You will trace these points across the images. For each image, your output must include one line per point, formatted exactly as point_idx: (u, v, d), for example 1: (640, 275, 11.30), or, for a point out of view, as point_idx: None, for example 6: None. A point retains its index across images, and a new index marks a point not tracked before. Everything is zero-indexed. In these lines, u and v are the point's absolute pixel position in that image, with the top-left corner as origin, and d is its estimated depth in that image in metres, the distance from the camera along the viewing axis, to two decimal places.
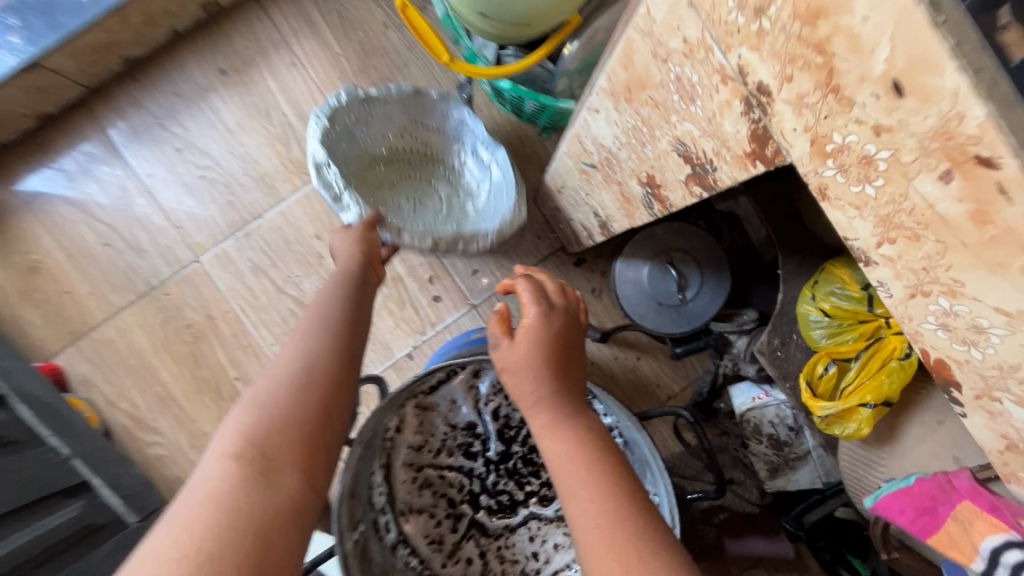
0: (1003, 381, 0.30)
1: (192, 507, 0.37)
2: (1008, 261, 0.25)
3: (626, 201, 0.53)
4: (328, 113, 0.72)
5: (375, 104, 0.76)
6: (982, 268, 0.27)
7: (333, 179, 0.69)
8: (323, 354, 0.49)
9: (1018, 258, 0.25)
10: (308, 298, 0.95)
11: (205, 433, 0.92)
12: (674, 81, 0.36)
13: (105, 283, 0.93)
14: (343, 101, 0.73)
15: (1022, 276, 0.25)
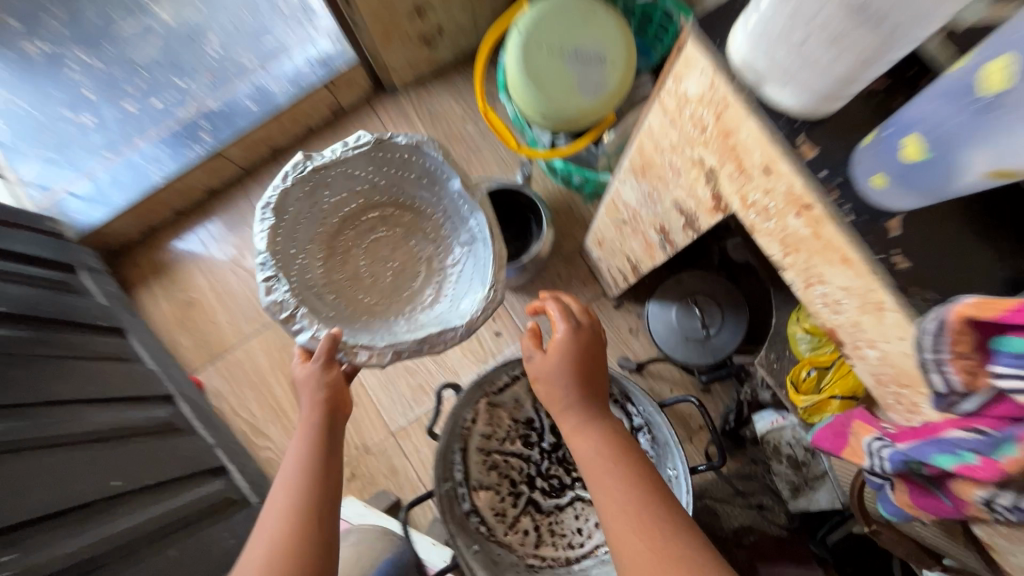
0: (860, 337, 0.43)
1: None
2: (840, 261, 0.40)
3: (648, 245, 0.71)
4: (274, 206, 0.72)
5: (333, 165, 0.75)
6: (832, 264, 0.41)
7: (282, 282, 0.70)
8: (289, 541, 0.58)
9: (841, 257, 0.39)
10: None
11: None
12: (666, 164, 0.54)
13: (240, 315, 1.19)
14: (299, 170, 0.73)
15: (859, 272, 0.40)
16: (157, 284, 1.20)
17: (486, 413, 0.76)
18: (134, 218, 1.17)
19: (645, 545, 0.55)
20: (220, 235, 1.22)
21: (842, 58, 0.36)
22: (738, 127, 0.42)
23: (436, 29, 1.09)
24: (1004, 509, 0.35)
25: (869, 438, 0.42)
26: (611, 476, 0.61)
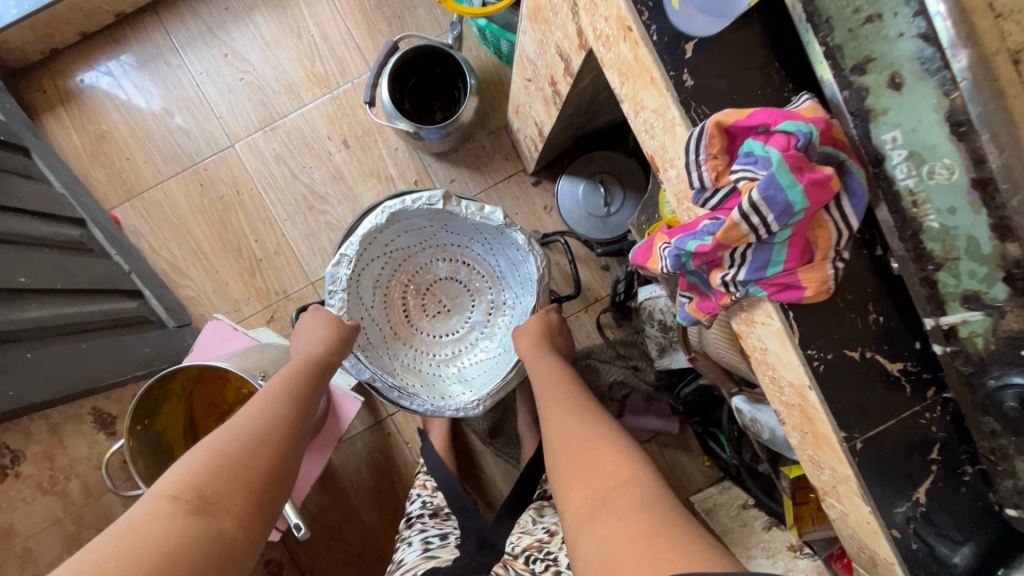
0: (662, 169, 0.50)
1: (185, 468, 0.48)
2: (645, 97, 0.45)
3: (546, 103, 0.76)
4: (391, 211, 0.69)
5: (413, 213, 0.72)
6: (641, 101, 0.46)
7: (343, 278, 0.70)
8: (278, 420, 0.56)
9: (645, 90, 0.44)
10: (317, 186, 1.18)
11: (226, 282, 1.17)
12: (548, 4, 0.56)
13: (157, 153, 1.17)
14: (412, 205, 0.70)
15: (652, 107, 0.44)
16: (65, 113, 1.16)
17: (413, 270, 0.80)
18: (33, 36, 1.09)
19: (561, 404, 0.61)
20: (135, 67, 1.17)
21: None
22: None
23: None
24: (734, 292, 0.43)
25: (658, 245, 0.49)
26: (555, 381, 0.64)
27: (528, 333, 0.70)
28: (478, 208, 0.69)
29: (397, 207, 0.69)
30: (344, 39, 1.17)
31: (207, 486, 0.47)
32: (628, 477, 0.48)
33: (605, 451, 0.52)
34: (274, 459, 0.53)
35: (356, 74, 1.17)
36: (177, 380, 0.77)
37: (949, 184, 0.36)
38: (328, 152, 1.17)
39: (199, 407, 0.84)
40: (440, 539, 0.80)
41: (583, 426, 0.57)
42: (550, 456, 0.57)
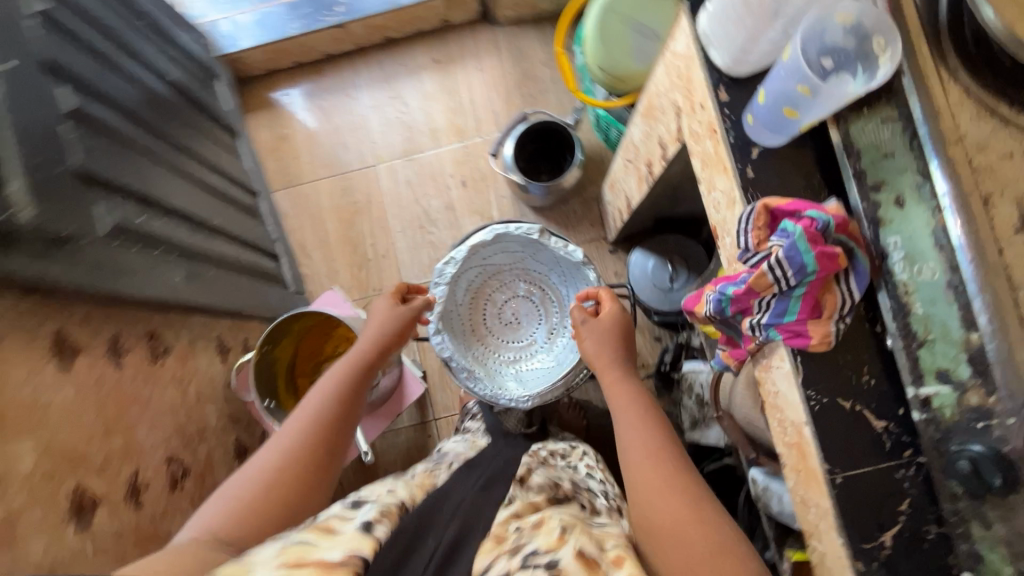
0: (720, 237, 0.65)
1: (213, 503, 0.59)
2: (717, 180, 0.61)
3: (640, 180, 0.94)
4: (498, 232, 0.87)
5: (514, 237, 0.89)
6: (714, 182, 0.62)
7: (448, 274, 0.87)
8: (298, 450, 0.65)
9: (718, 175, 0.60)
10: (431, 211, 1.42)
11: (338, 269, 1.41)
12: (659, 107, 0.75)
13: (318, 158, 1.46)
14: (516, 232, 0.87)
15: (721, 188, 0.60)
16: (264, 115, 1.49)
17: (498, 285, 0.95)
18: (263, 57, 1.44)
19: (655, 465, 0.62)
20: (323, 93, 1.49)
21: (767, 56, 0.55)
22: (693, 71, 0.60)
23: None
24: (758, 334, 0.56)
25: (706, 292, 0.63)
26: (647, 433, 0.66)
27: (599, 346, 0.76)
28: (564, 245, 0.86)
29: (504, 230, 0.87)
30: (486, 104, 1.44)
31: (227, 525, 0.57)
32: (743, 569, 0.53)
33: (712, 533, 0.56)
34: (289, 490, 0.62)
35: (487, 132, 1.43)
36: (296, 321, 0.96)
37: (932, 280, 0.49)
38: (448, 186, 1.42)
39: (301, 353, 1.01)
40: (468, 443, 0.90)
41: (676, 487, 0.59)
42: (645, 517, 0.58)
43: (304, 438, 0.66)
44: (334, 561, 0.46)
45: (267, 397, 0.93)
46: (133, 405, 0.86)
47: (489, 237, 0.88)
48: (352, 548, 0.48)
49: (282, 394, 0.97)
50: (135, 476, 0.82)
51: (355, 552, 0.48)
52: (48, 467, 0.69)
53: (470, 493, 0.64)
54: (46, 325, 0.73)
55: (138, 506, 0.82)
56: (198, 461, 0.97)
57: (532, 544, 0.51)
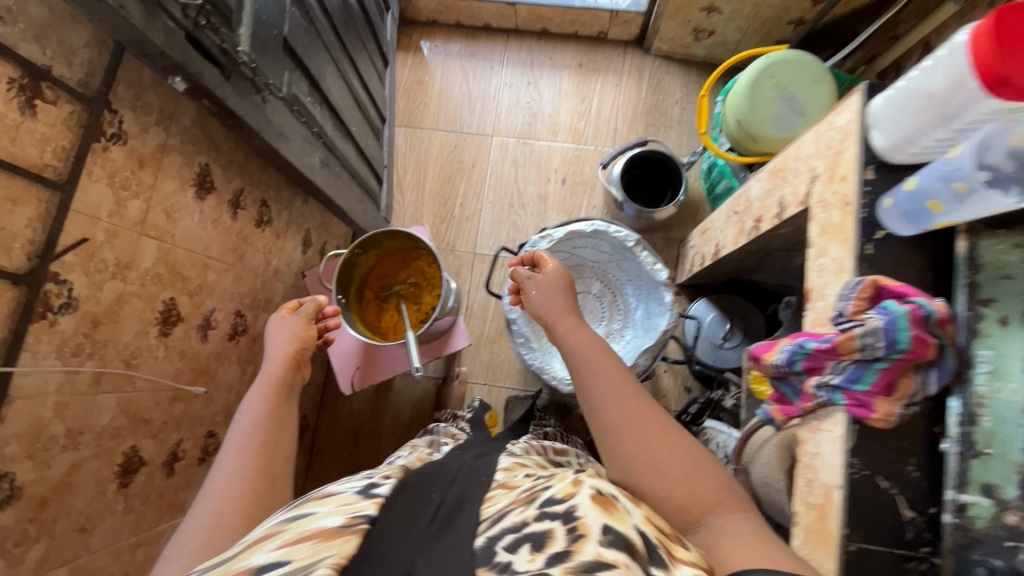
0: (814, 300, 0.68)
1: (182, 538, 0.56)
2: (835, 246, 0.64)
3: (740, 232, 0.98)
4: (597, 229, 0.92)
5: (607, 239, 0.94)
6: (829, 247, 0.66)
7: (540, 248, 0.92)
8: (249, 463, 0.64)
9: (837, 242, 0.64)
10: (524, 194, 1.49)
11: (423, 214, 1.49)
12: (794, 168, 0.79)
13: (443, 112, 1.55)
14: (614, 235, 0.92)
15: (836, 255, 0.64)
16: (410, 57, 1.59)
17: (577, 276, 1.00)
18: (431, 7, 1.54)
19: (630, 403, 0.65)
20: (469, 56, 1.57)
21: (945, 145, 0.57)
22: (850, 144, 0.64)
23: (710, 30, 1.36)
24: (821, 394, 0.60)
25: (782, 342, 0.67)
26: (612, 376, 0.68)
27: (550, 297, 0.80)
28: (653, 262, 0.91)
29: (603, 229, 0.92)
30: (610, 119, 1.51)
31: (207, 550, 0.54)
32: (718, 495, 0.56)
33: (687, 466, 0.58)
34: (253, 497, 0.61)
35: (602, 144, 1.50)
36: (389, 240, 1.02)
37: (1010, 400, 0.53)
38: (548, 179, 1.49)
39: (376, 270, 1.06)
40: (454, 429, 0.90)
41: (650, 427, 0.62)
42: (619, 456, 0.61)
43: (252, 449, 0.66)
44: (335, 528, 0.47)
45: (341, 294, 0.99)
46: (230, 254, 0.94)
47: (589, 230, 0.93)
48: (351, 514, 0.49)
49: (351, 298, 1.03)
50: (210, 314, 0.90)
51: (355, 516, 0.49)
52: (159, 272, 0.78)
53: (466, 462, 0.67)
54: (200, 156, 0.82)
55: (203, 340, 0.89)
56: (256, 327, 1.05)
57: (547, 492, 0.51)
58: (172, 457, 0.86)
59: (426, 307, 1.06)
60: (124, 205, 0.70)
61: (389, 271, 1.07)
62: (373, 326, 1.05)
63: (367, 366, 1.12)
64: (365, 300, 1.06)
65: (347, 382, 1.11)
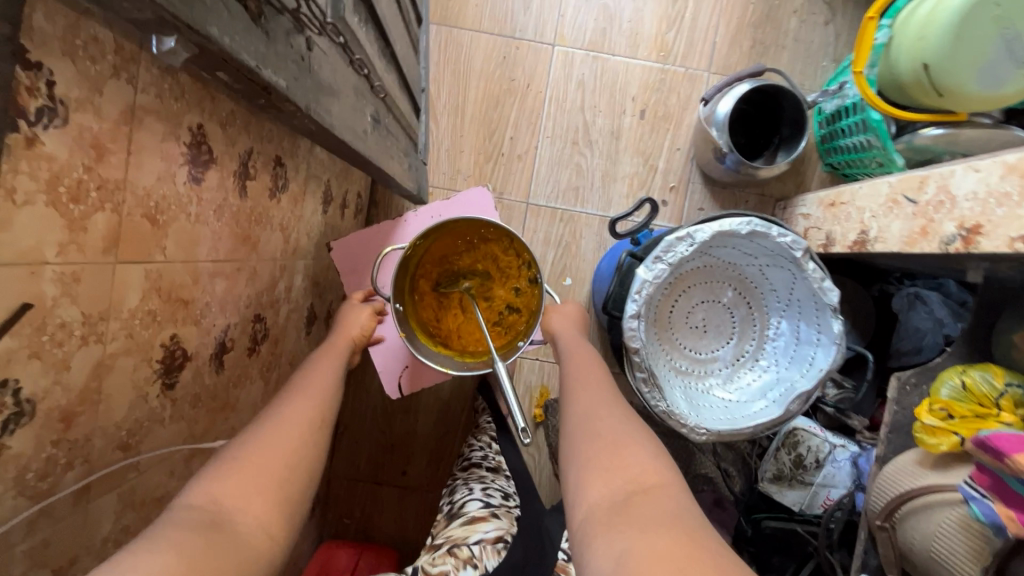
0: None
1: (226, 470, 0.47)
2: None
3: (921, 232, 0.76)
4: (754, 229, 0.69)
5: (763, 242, 0.71)
6: None
7: (677, 253, 0.69)
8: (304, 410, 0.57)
9: None
10: (591, 129, 1.18)
11: (462, 149, 1.18)
12: None
13: (490, 5, 1.16)
14: (778, 240, 0.69)
15: None
16: None
17: (705, 281, 0.78)
18: None
19: (596, 394, 0.61)
20: None
21: None
22: None
23: None
24: None
25: None
26: (594, 371, 0.65)
27: (568, 324, 0.76)
28: (823, 278, 0.69)
29: (765, 229, 0.68)
30: (708, 31, 1.17)
31: (232, 492, 0.45)
32: (659, 479, 0.48)
33: (635, 453, 0.51)
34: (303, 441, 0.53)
35: (695, 66, 1.18)
36: (456, 220, 0.76)
37: None
38: (623, 110, 1.18)
39: (433, 253, 0.81)
40: (504, 498, 0.76)
41: (609, 419, 0.56)
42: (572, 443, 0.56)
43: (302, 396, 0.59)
44: None
45: (398, 300, 0.76)
46: (242, 245, 0.67)
47: (743, 232, 0.69)
48: None
49: (406, 296, 0.78)
50: (224, 334, 0.65)
51: None
52: (151, 306, 0.51)
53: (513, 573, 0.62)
54: (191, 114, 0.52)
55: (218, 369, 0.65)
56: (277, 324, 0.81)
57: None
58: None
59: (499, 304, 0.83)
60: (84, 227, 0.41)
61: (451, 257, 0.82)
62: (432, 329, 0.81)
63: (418, 364, 0.90)
64: (421, 295, 0.81)
65: (392, 384, 0.90)
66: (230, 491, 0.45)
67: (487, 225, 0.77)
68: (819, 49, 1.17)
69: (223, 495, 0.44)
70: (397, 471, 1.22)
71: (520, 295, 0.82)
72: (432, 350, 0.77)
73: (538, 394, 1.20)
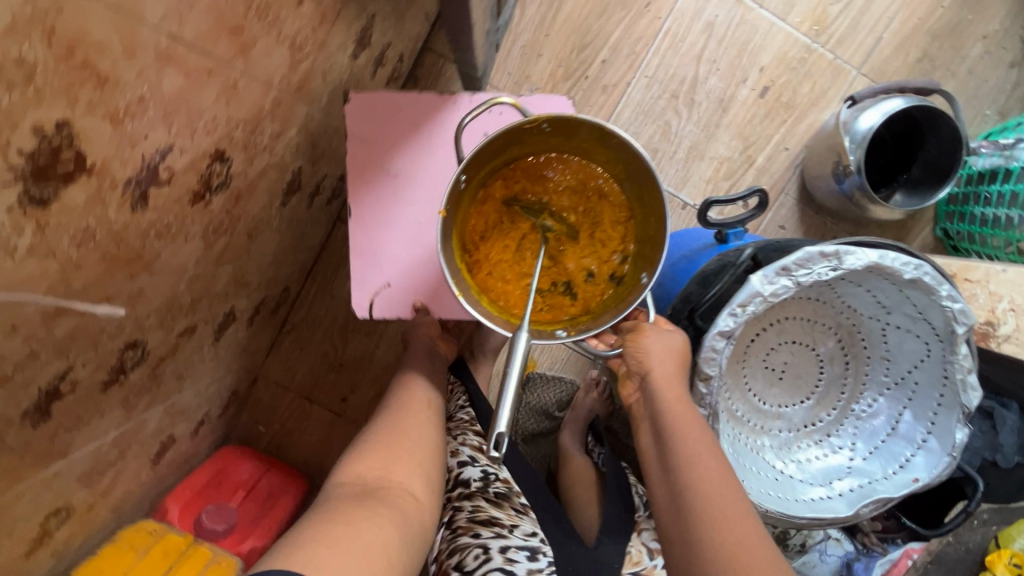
0: None
1: (364, 460, 0.56)
2: None
3: None
4: (927, 280, 0.54)
5: (917, 306, 0.59)
6: None
7: (815, 273, 0.51)
8: (408, 420, 0.62)
9: None
10: (700, 87, 0.96)
11: (541, 52, 0.94)
12: None
13: None
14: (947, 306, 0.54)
15: None
16: None
17: (811, 329, 0.69)
18: None
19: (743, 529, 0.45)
20: None
21: None
22: None
23: None
24: None
25: None
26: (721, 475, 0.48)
27: (666, 356, 0.55)
28: (970, 372, 0.58)
29: (935, 281, 0.54)
30: (878, 22, 0.94)
31: (362, 489, 0.52)
32: None
33: None
34: (411, 447, 0.59)
35: (846, 57, 0.95)
36: (602, 147, 0.58)
37: None
38: (745, 78, 0.95)
39: (531, 160, 0.62)
40: (530, 561, 0.65)
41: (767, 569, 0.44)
42: None
43: (404, 411, 0.63)
44: None
45: (467, 170, 0.56)
46: (225, 38, 0.44)
47: (906, 276, 0.53)
48: None
49: (476, 179, 0.60)
50: (161, 158, 0.43)
51: None
52: (24, 53, 0.29)
53: None
54: None
55: (140, 204, 0.44)
56: (246, 176, 0.59)
57: None
58: (49, 397, 0.46)
59: (558, 275, 0.63)
60: None
61: (549, 184, 0.63)
62: (471, 244, 0.62)
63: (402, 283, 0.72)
64: (486, 197, 0.62)
65: (365, 292, 0.71)
66: (375, 472, 0.55)
67: (629, 181, 0.60)
68: (989, 92, 0.96)
69: (364, 482, 0.53)
70: (337, 397, 1.04)
71: (590, 282, 0.62)
72: (457, 265, 0.58)
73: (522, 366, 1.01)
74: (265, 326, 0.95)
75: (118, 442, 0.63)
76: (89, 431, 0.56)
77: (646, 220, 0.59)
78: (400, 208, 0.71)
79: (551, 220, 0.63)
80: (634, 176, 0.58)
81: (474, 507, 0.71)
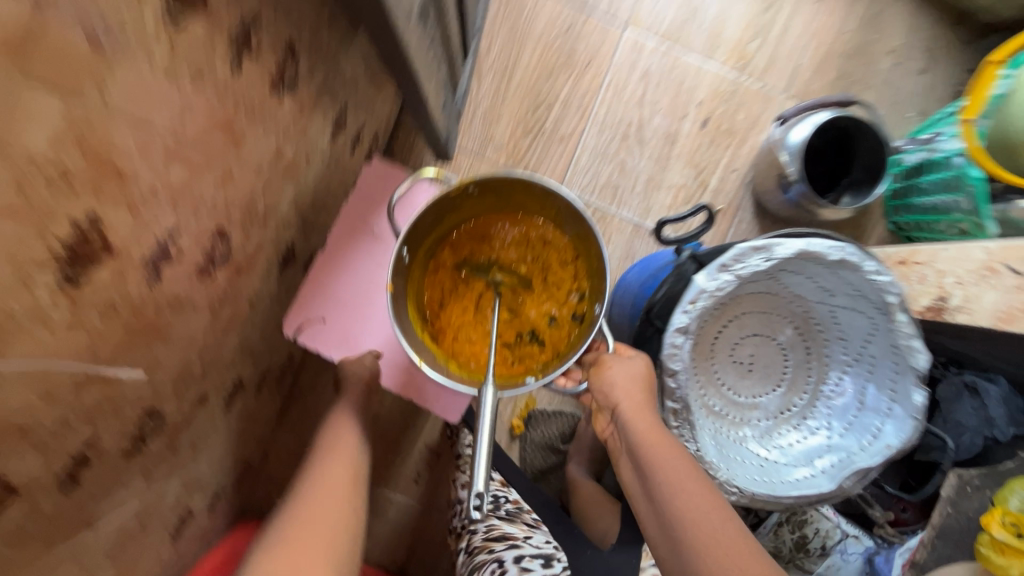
0: None
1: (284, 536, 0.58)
2: None
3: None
4: (849, 258, 0.61)
5: (852, 285, 0.66)
6: None
7: (749, 266, 0.60)
8: (328, 485, 0.66)
9: None
10: (646, 126, 1.06)
11: (501, 114, 1.05)
12: None
13: None
14: (874, 279, 0.62)
15: None
16: None
17: (768, 320, 0.77)
18: None
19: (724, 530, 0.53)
20: None
21: None
22: None
23: None
24: None
25: None
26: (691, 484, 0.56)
27: (630, 385, 0.62)
28: (913, 337, 0.63)
29: (856, 259, 0.61)
30: (794, 51, 1.06)
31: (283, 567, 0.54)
32: None
33: None
34: (329, 513, 0.62)
35: (772, 84, 1.06)
36: (532, 196, 0.66)
37: None
38: (685, 113, 1.06)
39: (475, 225, 0.71)
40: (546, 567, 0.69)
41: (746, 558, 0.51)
42: None
43: (323, 477, 0.67)
44: None
45: (406, 247, 0.64)
46: (220, 134, 0.52)
47: (834, 258, 0.61)
48: None
49: (420, 256, 0.68)
50: (169, 238, 0.51)
51: None
52: (65, 161, 0.36)
53: None
54: None
55: (154, 279, 0.51)
56: (244, 250, 0.66)
57: None
58: (79, 462, 0.50)
59: (523, 325, 0.69)
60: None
61: (496, 241, 0.71)
62: (429, 314, 0.70)
63: (335, 331, 0.79)
64: (437, 266, 0.71)
65: (297, 319, 0.78)
66: (295, 550, 0.57)
67: (568, 225, 0.67)
68: (907, 97, 1.07)
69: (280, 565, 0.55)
70: None
71: (553, 326, 0.69)
72: (420, 340, 0.66)
73: (523, 405, 1.03)
74: (273, 395, 1.00)
75: (139, 514, 0.66)
76: (113, 502, 0.60)
77: (588, 256, 0.66)
78: (377, 277, 0.80)
79: (500, 274, 0.70)
80: (570, 222, 0.66)
81: (488, 527, 0.75)
